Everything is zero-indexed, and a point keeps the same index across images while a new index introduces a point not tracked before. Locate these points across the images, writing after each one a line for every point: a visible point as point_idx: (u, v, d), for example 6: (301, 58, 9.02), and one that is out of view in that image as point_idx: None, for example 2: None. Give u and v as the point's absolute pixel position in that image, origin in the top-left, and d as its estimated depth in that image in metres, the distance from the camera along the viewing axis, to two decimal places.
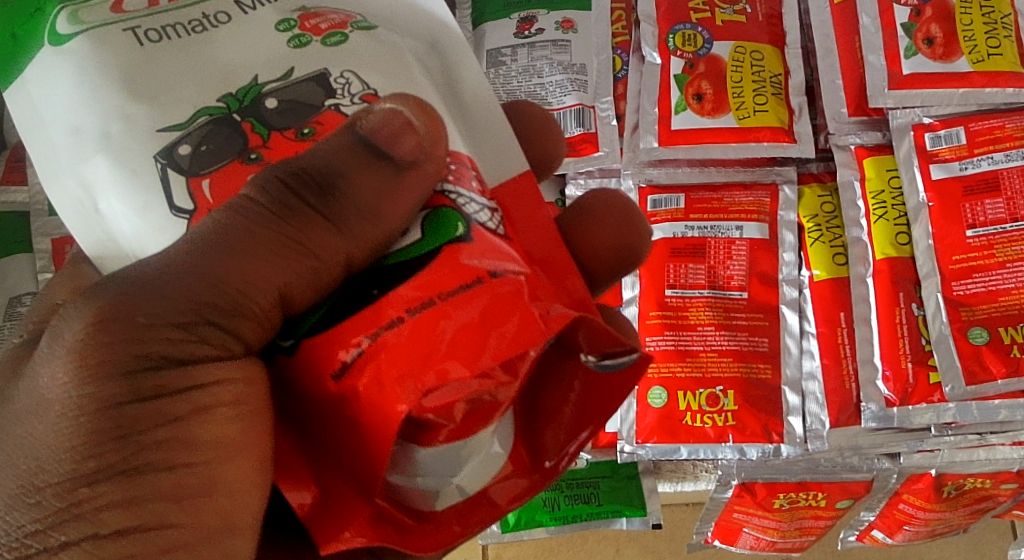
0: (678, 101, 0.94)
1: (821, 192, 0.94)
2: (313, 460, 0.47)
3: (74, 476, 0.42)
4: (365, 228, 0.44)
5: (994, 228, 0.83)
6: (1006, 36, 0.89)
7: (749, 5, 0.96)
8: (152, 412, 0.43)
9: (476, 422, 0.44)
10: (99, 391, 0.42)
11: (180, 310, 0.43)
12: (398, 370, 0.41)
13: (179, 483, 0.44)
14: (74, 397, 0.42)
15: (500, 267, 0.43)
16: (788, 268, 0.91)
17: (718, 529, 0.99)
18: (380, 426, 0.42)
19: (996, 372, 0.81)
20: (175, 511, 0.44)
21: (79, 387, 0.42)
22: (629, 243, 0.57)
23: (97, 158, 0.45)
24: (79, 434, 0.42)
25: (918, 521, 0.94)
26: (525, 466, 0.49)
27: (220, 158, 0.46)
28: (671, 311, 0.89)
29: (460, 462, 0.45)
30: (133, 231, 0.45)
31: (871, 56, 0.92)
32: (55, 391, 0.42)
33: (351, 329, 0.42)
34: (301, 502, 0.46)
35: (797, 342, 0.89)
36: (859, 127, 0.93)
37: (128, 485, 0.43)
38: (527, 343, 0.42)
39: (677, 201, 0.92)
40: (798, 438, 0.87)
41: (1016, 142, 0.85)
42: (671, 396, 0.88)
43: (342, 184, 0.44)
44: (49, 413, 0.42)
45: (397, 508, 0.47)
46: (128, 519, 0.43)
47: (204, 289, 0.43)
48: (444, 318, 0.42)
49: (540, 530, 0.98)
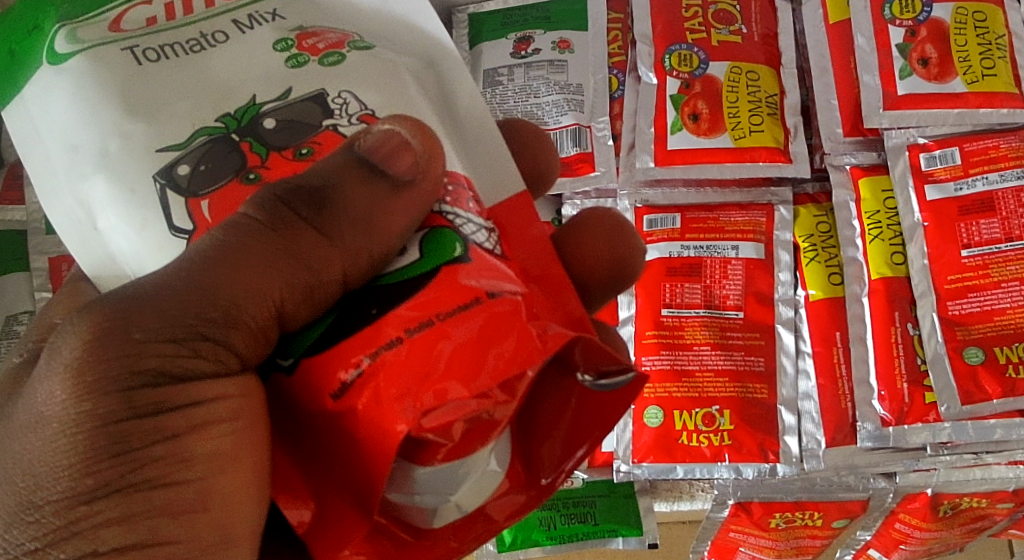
0: (676, 120, 0.94)
1: (817, 212, 0.94)
2: (308, 473, 0.46)
3: (72, 493, 0.42)
4: (359, 241, 0.44)
5: (989, 248, 0.84)
6: (1000, 57, 0.90)
7: (746, 25, 0.96)
8: (146, 428, 0.43)
9: (475, 440, 0.44)
10: (94, 407, 0.42)
11: (175, 325, 0.43)
12: (396, 388, 0.41)
13: (174, 499, 0.43)
14: (70, 413, 0.42)
15: (496, 288, 0.43)
16: (784, 287, 0.91)
17: (715, 549, 1.00)
18: (378, 444, 0.42)
19: (992, 392, 0.81)
20: (172, 526, 0.43)
21: (76, 403, 0.42)
22: (623, 257, 0.57)
23: (94, 176, 0.45)
24: (75, 451, 0.42)
25: (915, 540, 0.94)
26: (522, 482, 0.48)
27: (219, 177, 0.46)
28: (667, 330, 0.89)
29: (457, 480, 0.44)
30: (131, 249, 0.45)
31: (867, 76, 0.92)
32: (51, 408, 0.42)
33: (350, 349, 0.42)
34: (300, 520, 0.46)
35: (793, 361, 0.89)
36: (855, 147, 0.94)
37: (124, 502, 0.43)
38: (524, 362, 0.42)
39: (674, 220, 0.93)
40: (795, 457, 0.87)
41: (1012, 161, 0.86)
42: (668, 415, 0.88)
43: (334, 196, 0.44)
44: (46, 429, 0.42)
45: (394, 524, 0.47)
46: (126, 534, 0.43)
47: (199, 303, 0.43)
48: (443, 338, 0.42)
49: (537, 549, 0.97)
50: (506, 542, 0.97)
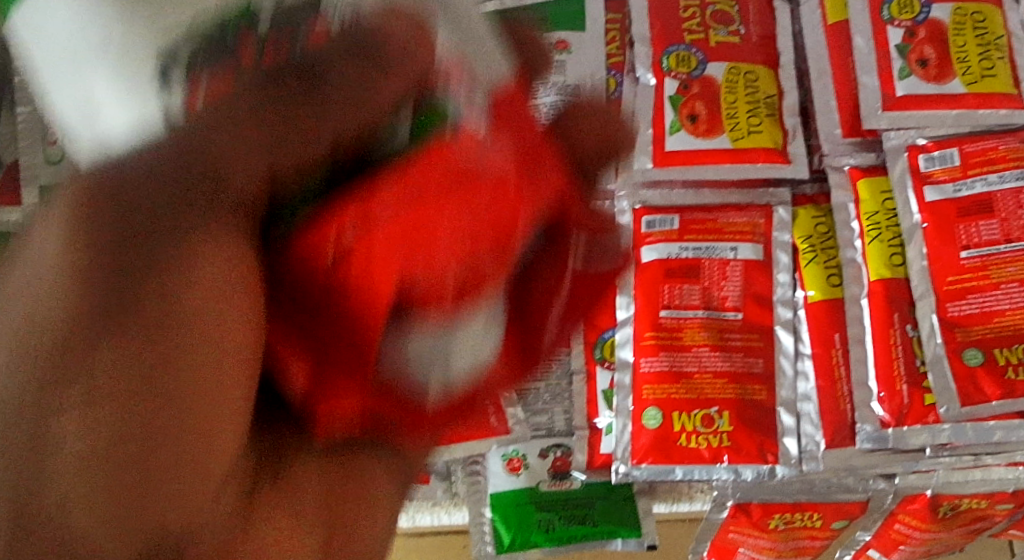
0: (673, 121, 0.94)
1: (816, 213, 0.94)
2: (306, 333, 0.40)
3: (52, 373, 0.35)
4: (353, 111, 0.37)
5: (989, 250, 0.84)
6: (999, 57, 0.89)
7: (744, 26, 0.96)
8: (144, 295, 0.36)
9: (465, 309, 0.38)
10: (84, 262, 0.35)
11: (164, 184, 0.36)
12: (385, 250, 0.36)
13: (182, 379, 0.37)
14: (54, 273, 0.35)
15: (494, 145, 0.36)
16: (782, 289, 0.91)
17: (713, 549, 0.97)
18: (363, 298, 0.37)
19: (992, 393, 0.82)
20: (176, 407, 0.37)
21: (63, 260, 0.35)
22: (612, 138, 0.55)
23: (87, 64, 0.34)
24: (59, 317, 0.35)
25: (915, 540, 0.93)
26: (511, 343, 0.45)
27: (217, 60, 0.35)
28: (666, 332, 0.89)
29: (445, 350, 0.40)
30: (126, 125, 0.35)
31: (865, 77, 0.92)
32: (31, 279, 0.35)
33: (338, 206, 0.36)
34: (297, 371, 0.42)
35: (792, 363, 0.89)
36: (853, 148, 0.94)
37: (129, 383, 0.36)
38: (515, 211, 0.37)
39: (672, 222, 0.92)
40: (793, 460, 0.87)
41: (1010, 163, 0.86)
42: (666, 417, 0.87)
43: (330, 73, 0.37)
44: (19, 302, 0.35)
45: (390, 387, 0.42)
46: (114, 420, 0.36)
47: (187, 165, 0.37)
48: (440, 196, 0.36)
49: (535, 551, 0.93)
50: (505, 544, 0.92)
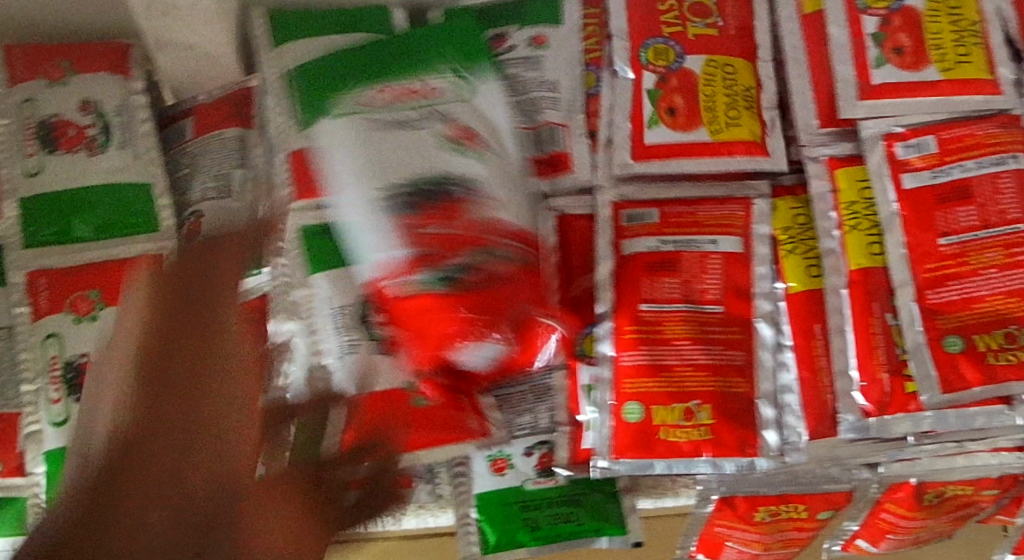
0: (652, 115, 0.93)
1: (794, 205, 0.93)
2: None
3: (128, 414, 0.49)
4: None
5: (968, 236, 0.85)
6: (974, 43, 0.90)
7: (721, 18, 0.95)
8: (196, 323, 0.51)
9: None
10: (159, 310, 0.51)
11: (180, 344, 0.50)
12: None
13: (200, 421, 0.49)
14: (138, 407, 0.49)
15: None
16: (762, 281, 0.90)
17: (702, 544, 0.97)
18: None
19: (972, 379, 0.82)
20: (197, 403, 0.49)
21: (141, 401, 0.49)
22: None
23: None
24: (133, 400, 0.49)
25: (902, 529, 0.93)
26: None
27: None
28: (646, 326, 0.88)
29: None
30: None
31: (841, 67, 0.91)
32: (119, 413, 0.49)
33: None
34: None
35: (772, 354, 0.89)
36: (830, 138, 0.92)
37: (158, 407, 0.49)
38: None
39: (652, 215, 0.92)
40: (773, 451, 0.87)
41: (988, 148, 0.87)
42: (647, 411, 0.87)
43: None
44: (116, 409, 0.50)
45: None
46: (163, 414, 0.49)
47: (191, 343, 0.50)
48: None
49: (521, 551, 0.91)
50: (489, 544, 0.91)
